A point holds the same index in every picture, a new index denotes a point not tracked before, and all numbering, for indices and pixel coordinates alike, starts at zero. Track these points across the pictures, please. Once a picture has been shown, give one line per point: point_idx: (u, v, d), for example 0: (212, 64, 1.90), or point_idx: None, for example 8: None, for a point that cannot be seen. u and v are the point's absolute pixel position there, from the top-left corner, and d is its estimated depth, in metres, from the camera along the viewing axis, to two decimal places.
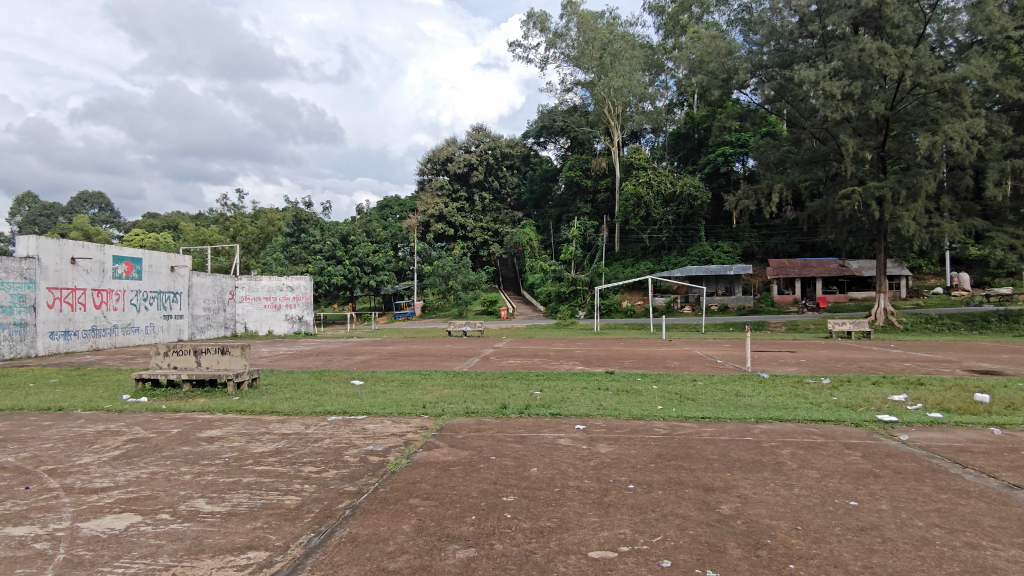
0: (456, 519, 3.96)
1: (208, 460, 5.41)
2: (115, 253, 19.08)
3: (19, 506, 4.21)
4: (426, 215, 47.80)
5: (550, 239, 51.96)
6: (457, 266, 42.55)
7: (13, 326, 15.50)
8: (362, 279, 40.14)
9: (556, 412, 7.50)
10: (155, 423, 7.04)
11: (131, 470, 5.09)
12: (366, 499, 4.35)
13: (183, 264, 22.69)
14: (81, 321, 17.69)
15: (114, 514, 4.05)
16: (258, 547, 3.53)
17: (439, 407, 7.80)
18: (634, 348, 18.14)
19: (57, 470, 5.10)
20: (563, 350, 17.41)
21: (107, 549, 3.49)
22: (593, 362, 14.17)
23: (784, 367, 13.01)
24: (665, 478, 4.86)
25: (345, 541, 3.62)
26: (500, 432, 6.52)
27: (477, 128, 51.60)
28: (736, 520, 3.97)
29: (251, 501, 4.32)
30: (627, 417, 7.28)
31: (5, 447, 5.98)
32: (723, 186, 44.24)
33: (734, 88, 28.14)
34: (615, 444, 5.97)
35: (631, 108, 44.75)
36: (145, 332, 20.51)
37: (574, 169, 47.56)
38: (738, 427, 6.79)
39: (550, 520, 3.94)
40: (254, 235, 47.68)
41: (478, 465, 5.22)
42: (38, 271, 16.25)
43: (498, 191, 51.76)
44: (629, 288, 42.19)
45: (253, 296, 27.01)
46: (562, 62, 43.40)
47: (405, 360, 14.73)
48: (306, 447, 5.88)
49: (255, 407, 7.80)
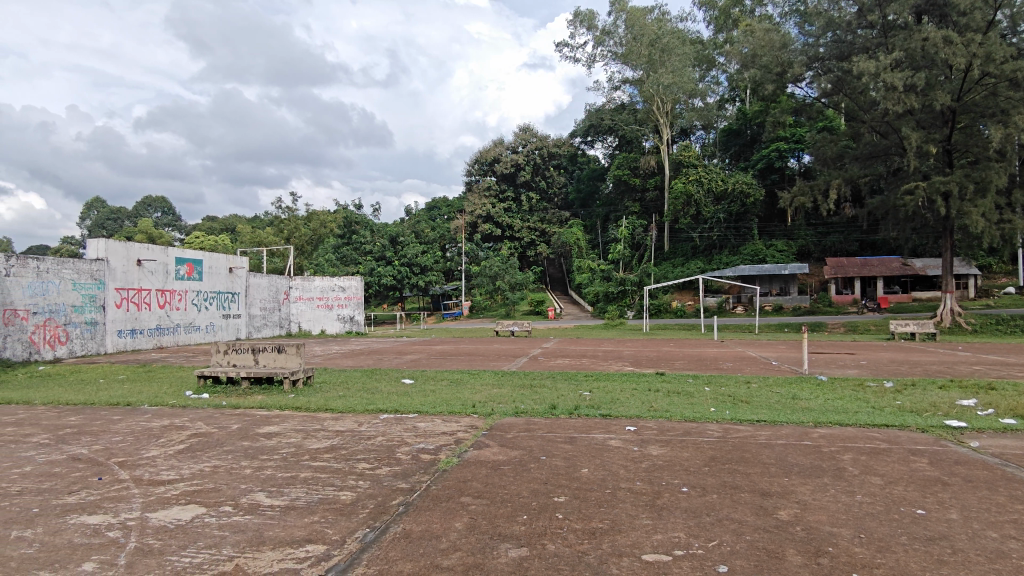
0: (508, 519, 3.97)
1: (266, 455, 5.58)
2: (178, 255, 19.92)
3: (93, 496, 4.45)
4: (474, 215, 48.25)
5: (597, 239, 51.62)
6: (504, 266, 42.74)
7: (85, 325, 16.31)
8: (411, 279, 40.75)
9: (606, 413, 7.47)
10: (215, 419, 7.30)
11: (195, 463, 5.31)
12: (418, 497, 4.41)
13: (241, 265, 23.50)
14: (147, 321, 18.51)
15: (180, 505, 4.23)
16: (316, 541, 3.63)
17: (489, 407, 7.84)
18: (685, 348, 17.91)
19: (127, 463, 5.35)
20: (613, 351, 17.27)
21: (174, 539, 3.64)
22: (643, 362, 14.07)
23: (843, 369, 12.62)
24: (720, 482, 4.76)
25: (399, 537, 3.68)
26: (550, 432, 6.52)
27: (524, 129, 51.85)
28: (796, 527, 3.85)
29: (309, 496, 4.44)
30: (678, 418, 7.19)
31: (80, 439, 6.31)
32: (777, 183, 43.07)
33: (789, 82, 27.37)
34: (666, 446, 5.90)
35: (680, 105, 44.16)
36: (206, 331, 21.30)
37: (622, 168, 47.03)
38: (795, 430, 6.61)
39: (602, 522, 3.92)
40: (307, 237, 48.94)
41: (529, 465, 5.23)
42: (107, 272, 17.06)
43: (546, 191, 51.80)
44: (679, 288, 41.54)
45: (307, 296, 27.74)
46: (610, 60, 43.02)
47: (455, 360, 14.88)
48: (359, 444, 6.01)
49: (309, 405, 8.01)
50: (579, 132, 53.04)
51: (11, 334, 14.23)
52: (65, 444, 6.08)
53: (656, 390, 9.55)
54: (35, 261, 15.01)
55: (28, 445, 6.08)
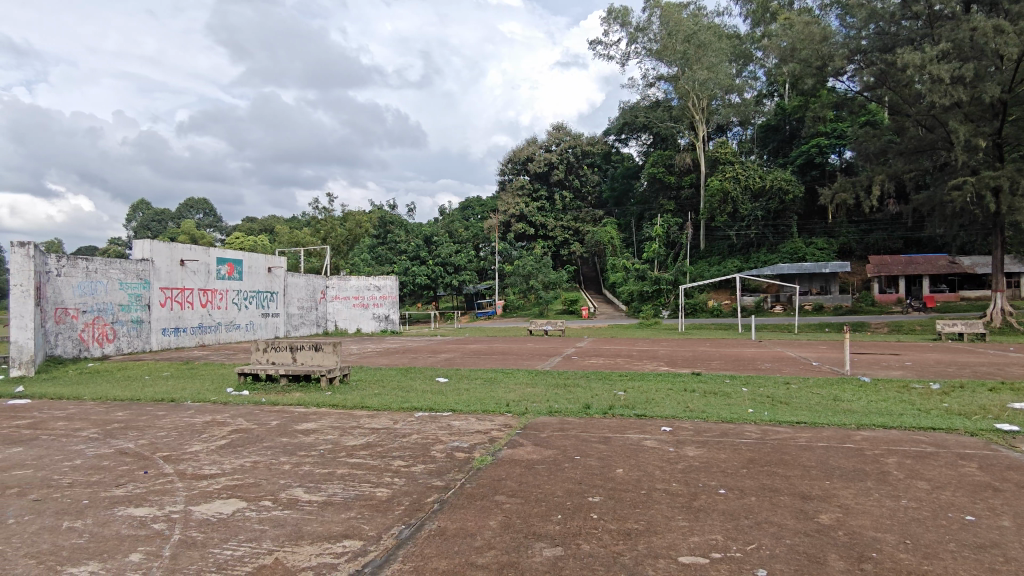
0: (542, 518, 3.97)
1: (304, 451, 5.69)
2: (219, 255, 20.42)
3: (140, 489, 4.59)
4: (507, 215, 48.42)
5: (632, 238, 51.16)
6: (537, 266, 42.69)
7: (131, 323, 16.84)
8: (444, 279, 41.01)
9: (641, 413, 7.41)
10: (255, 415, 7.48)
11: (237, 458, 5.44)
12: (453, 495, 4.44)
13: (279, 265, 23.97)
14: (190, 319, 19.05)
15: (222, 499, 4.34)
16: (353, 536, 3.68)
17: (523, 406, 7.83)
18: (721, 348, 17.68)
19: (171, 457, 5.51)
20: (647, 350, 17.13)
21: (217, 532, 3.74)
22: (679, 362, 13.91)
23: (886, 370, 12.30)
24: (759, 484, 4.68)
25: (434, 534, 3.71)
26: (584, 431, 6.50)
27: (557, 127, 51.76)
28: (838, 531, 3.76)
29: (346, 492, 4.50)
30: (715, 420, 7.07)
31: (127, 433, 6.53)
32: (817, 179, 42.02)
33: (830, 76, 26.74)
34: (702, 447, 5.83)
35: (717, 101, 43.59)
36: (246, 329, 21.81)
37: (657, 166, 46.57)
38: (837, 433, 6.45)
39: (637, 523, 3.88)
40: (343, 237, 49.65)
41: (563, 465, 5.21)
42: (152, 272, 17.59)
43: (579, 189, 51.64)
44: (716, 287, 40.95)
45: (343, 295, 28.15)
46: (644, 58, 42.40)
47: (489, 359, 14.88)
48: (394, 441, 6.07)
49: (346, 402, 8.13)
50: (613, 129, 52.61)
51: (62, 332, 14.74)
52: (114, 438, 6.30)
53: (692, 391, 9.42)
54: (85, 261, 15.51)
55: (79, 438, 6.31)
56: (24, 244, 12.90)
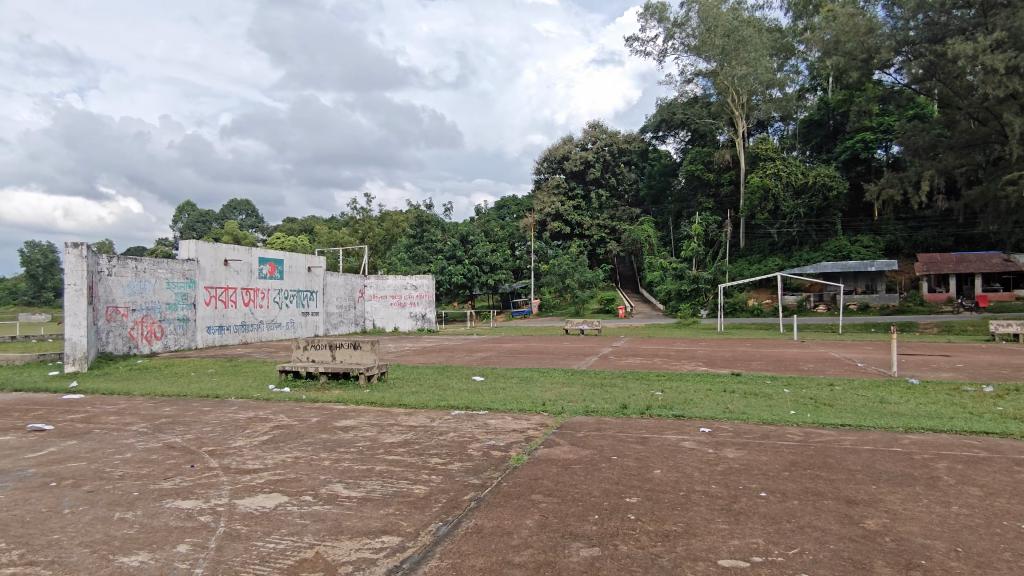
0: (579, 518, 3.96)
1: (344, 448, 5.78)
2: (261, 255, 20.89)
3: (187, 482, 4.73)
4: (543, 214, 48.44)
5: (669, 236, 50.50)
6: (573, 265, 42.51)
7: (177, 321, 17.36)
8: (480, 278, 41.12)
9: (679, 413, 7.32)
10: (296, 412, 7.63)
11: (279, 453, 5.56)
12: (490, 492, 4.46)
13: (319, 265, 24.41)
14: (233, 317, 19.55)
15: (265, 493, 4.44)
16: (391, 532, 3.73)
17: (559, 406, 7.81)
18: (761, 348, 17.36)
19: (216, 452, 5.66)
20: (685, 350, 16.93)
21: (260, 526, 3.83)
22: (717, 362, 13.69)
23: (937, 372, 11.89)
24: (802, 488, 4.57)
25: (471, 532, 3.73)
26: (622, 431, 6.46)
27: (593, 125, 51.50)
28: (885, 537, 3.65)
29: (384, 488, 4.56)
30: (756, 421, 6.94)
31: (174, 428, 6.73)
32: (863, 175, 40.86)
33: (876, 69, 26.02)
34: (743, 449, 5.72)
35: (757, 96, 42.73)
36: (286, 328, 22.26)
37: (695, 163, 45.90)
38: (883, 436, 6.26)
39: (676, 525, 3.83)
40: (381, 236, 50.25)
41: (600, 465, 5.18)
42: (197, 272, 18.09)
43: (616, 187, 51.24)
44: (756, 286, 40.19)
45: (381, 294, 28.52)
46: (682, 53, 42.23)
47: (525, 358, 14.87)
48: (432, 439, 6.13)
49: (384, 400, 8.25)
50: (650, 126, 52.00)
51: (113, 329, 15.27)
52: (161, 433, 6.49)
53: (732, 391, 9.26)
54: (134, 261, 16.05)
55: (129, 433, 6.53)
56: (77, 245, 13.44)
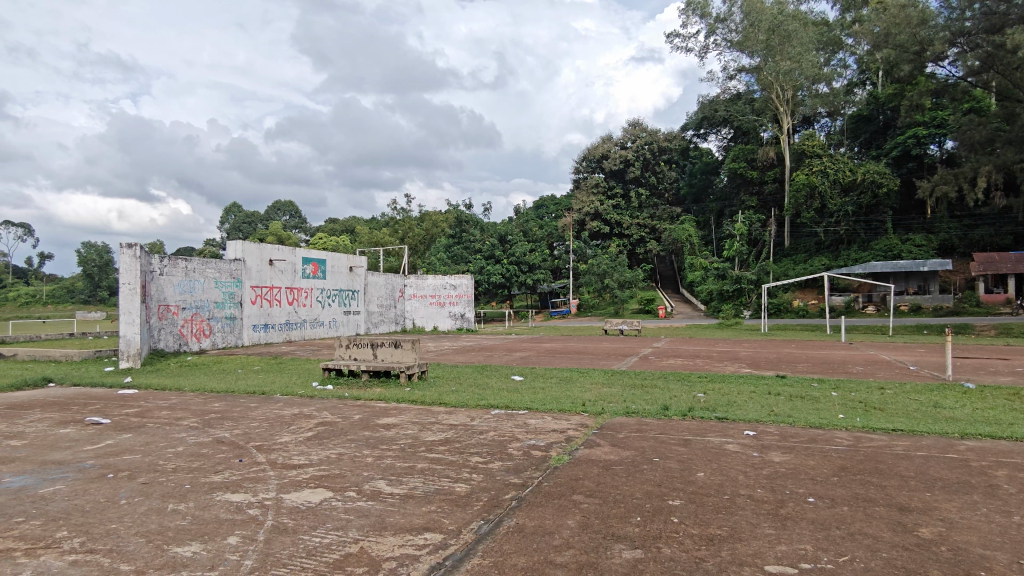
0: (622, 519, 3.93)
1: (386, 445, 5.87)
2: (305, 255, 21.35)
3: (236, 476, 4.87)
4: (582, 213, 48.28)
5: (711, 235, 49.67)
6: (612, 264, 42.21)
7: (225, 319, 17.88)
8: (519, 278, 41.16)
9: (722, 416, 7.19)
10: (339, 409, 7.77)
11: (323, 450, 5.67)
12: (531, 492, 4.47)
13: (360, 264, 24.77)
14: (278, 316, 20.04)
15: (310, 488, 4.54)
16: (433, 529, 3.77)
17: (599, 406, 7.77)
18: (808, 351, 16.91)
19: (263, 447, 5.81)
20: (728, 351, 16.63)
21: (306, 520, 3.91)
22: (762, 365, 13.40)
23: (995, 377, 11.39)
24: (851, 494, 4.45)
25: (513, 531, 3.75)
26: (663, 433, 6.39)
27: (633, 123, 51.06)
28: (941, 547, 3.53)
29: (426, 486, 4.61)
30: (803, 424, 6.78)
31: (223, 424, 6.94)
32: (915, 171, 39.44)
33: (930, 61, 25.07)
34: (790, 453, 5.59)
35: (803, 91, 41.67)
36: (329, 326, 22.69)
37: (738, 160, 45.00)
38: (938, 442, 6.03)
39: (720, 529, 3.77)
40: (420, 236, 50.81)
41: (641, 466, 5.15)
42: (244, 272, 18.60)
43: (656, 186, 50.67)
44: (801, 286, 39.28)
45: (421, 293, 28.81)
46: (724, 49, 41.58)
47: (564, 358, 14.82)
48: (472, 438, 6.16)
49: (425, 398, 8.33)
50: (691, 124, 51.16)
51: (165, 327, 15.81)
52: (211, 427, 6.71)
53: (777, 394, 9.04)
54: (184, 261, 16.57)
55: (180, 427, 6.76)
56: (132, 246, 13.95)
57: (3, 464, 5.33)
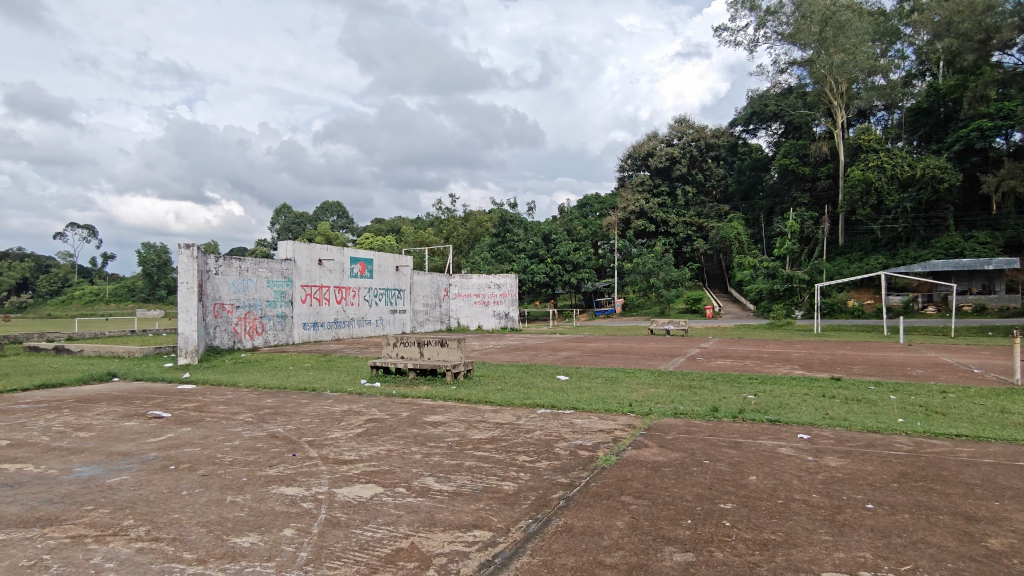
0: (672, 522, 3.89)
1: (434, 442, 5.94)
2: (352, 255, 21.78)
3: (290, 470, 5.01)
4: (627, 211, 47.87)
5: (761, 234, 48.58)
6: (658, 263, 41.75)
7: (276, 317, 18.40)
8: (563, 277, 41.05)
9: (775, 418, 7.03)
10: (387, 406, 7.91)
11: (373, 446, 5.78)
12: (579, 492, 4.46)
13: (406, 264, 25.12)
14: (327, 314, 20.53)
15: (361, 483, 4.64)
16: (482, 526, 3.80)
17: (647, 407, 7.70)
18: (862, 352, 16.41)
19: (315, 442, 5.96)
20: (778, 352, 16.23)
21: (358, 514, 4.00)
22: (815, 366, 13.03)
23: None
24: (913, 501, 4.29)
25: (562, 531, 3.74)
26: (713, 435, 6.28)
27: (679, 120, 50.34)
28: (1012, 559, 3.37)
29: (474, 483, 4.65)
30: (859, 429, 6.56)
31: (277, 419, 7.15)
32: (980, 166, 37.49)
33: (996, 51, 24.00)
34: (846, 457, 5.43)
35: (858, 84, 40.28)
36: (376, 325, 23.10)
37: (789, 156, 43.78)
38: (1006, 450, 5.74)
39: (774, 534, 3.69)
40: (465, 236, 51.17)
41: (691, 468, 5.07)
42: (294, 272, 19.08)
43: (703, 183, 49.83)
44: (857, 286, 38.04)
45: (465, 293, 29.06)
46: (774, 42, 40.78)
47: (609, 358, 14.71)
48: (519, 437, 6.18)
49: (471, 397, 8.40)
50: (740, 119, 49.98)
51: (220, 324, 16.36)
52: (266, 423, 6.92)
53: (831, 396, 8.78)
54: (238, 261, 17.10)
55: (236, 421, 6.99)
56: (189, 246, 14.44)
57: (74, 454, 5.62)
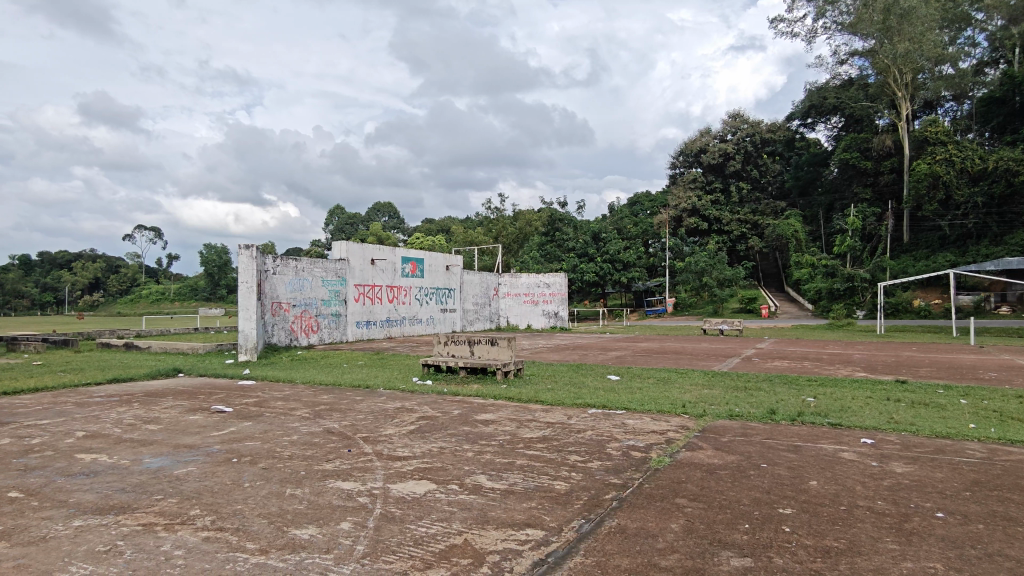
0: (729, 525, 3.81)
1: (486, 440, 5.99)
2: (404, 255, 22.13)
3: (347, 465, 5.13)
4: (678, 209, 47.16)
5: (819, 231, 47.08)
6: (711, 261, 40.99)
7: (331, 316, 18.85)
8: (613, 276, 40.66)
9: (835, 422, 6.78)
10: (439, 404, 8.02)
11: (425, 443, 5.86)
12: (632, 493, 4.41)
13: (456, 263, 25.36)
14: (379, 313, 20.93)
15: (415, 479, 4.72)
16: (535, 525, 3.81)
17: (700, 408, 7.55)
18: (931, 354, 15.65)
19: (369, 439, 6.09)
20: (838, 353, 15.73)
21: (412, 510, 4.06)
22: (877, 368, 12.56)
23: None
24: (987, 511, 4.08)
25: (615, 531, 3.72)
26: (771, 438, 6.11)
27: (733, 115, 49.17)
28: None
29: (526, 482, 4.67)
30: (928, 434, 6.27)
31: (333, 415, 7.33)
32: None
33: None
34: (913, 463, 5.20)
35: (924, 75, 38.47)
36: (427, 324, 23.43)
37: (850, 151, 42.20)
38: None
39: (837, 541, 3.57)
40: (514, 235, 51.23)
41: (748, 471, 4.96)
42: (348, 271, 19.50)
43: (758, 180, 48.59)
44: (923, 285, 36.50)
45: (515, 292, 29.17)
46: (834, 32, 39.53)
47: (661, 358, 14.51)
48: (571, 436, 6.17)
49: (521, 395, 8.44)
50: (797, 113, 48.50)
51: (278, 322, 16.88)
52: (322, 418, 7.10)
53: (896, 400, 8.40)
54: (294, 261, 17.58)
55: (294, 417, 7.20)
56: (249, 246, 14.94)
57: (144, 446, 5.89)
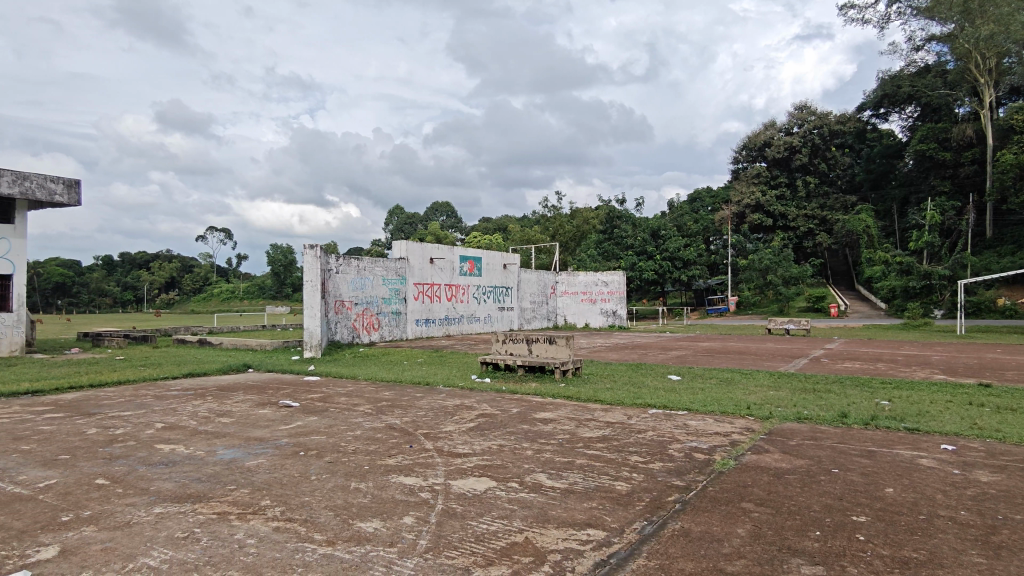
0: (799, 532, 3.69)
1: (545, 439, 5.99)
2: (462, 254, 22.35)
3: (408, 460, 5.23)
4: (741, 205, 45.80)
5: (893, 226, 44.96)
6: (776, 259, 39.70)
7: (392, 314, 19.26)
8: (673, 274, 39.91)
9: (912, 427, 6.46)
10: (498, 402, 8.08)
11: (485, 441, 5.91)
12: (695, 496, 4.33)
13: (513, 262, 25.44)
14: (438, 311, 21.24)
15: (474, 477, 4.75)
16: (597, 525, 3.79)
17: (766, 410, 7.33)
18: (1016, 356, 14.73)
19: (430, 435, 6.18)
20: (915, 355, 14.93)
21: (473, 506, 4.11)
22: (958, 370, 11.90)
23: None
24: None
25: (679, 534, 3.66)
26: (842, 442, 5.88)
27: (800, 106, 47.37)
28: None
29: (586, 482, 4.64)
30: (1015, 441, 5.89)
31: (394, 411, 7.49)
32: None
33: None
34: (1000, 472, 4.89)
35: (1010, 59, 36.05)
36: (485, 322, 23.64)
37: (926, 141, 40.07)
38: None
39: (916, 552, 3.40)
40: (571, 234, 50.87)
41: (818, 477, 4.78)
42: (407, 270, 19.86)
43: (826, 173, 46.72)
44: (1008, 283, 34.33)
45: (572, 290, 29.03)
46: (910, 17, 37.61)
47: (724, 358, 14.16)
48: (631, 436, 6.10)
49: (580, 394, 8.40)
50: (869, 103, 46.33)
51: (341, 320, 17.36)
52: (384, 414, 7.26)
53: (979, 405, 7.92)
54: (356, 260, 18.02)
55: (358, 412, 7.40)
56: (313, 247, 15.41)
57: (217, 438, 6.16)
